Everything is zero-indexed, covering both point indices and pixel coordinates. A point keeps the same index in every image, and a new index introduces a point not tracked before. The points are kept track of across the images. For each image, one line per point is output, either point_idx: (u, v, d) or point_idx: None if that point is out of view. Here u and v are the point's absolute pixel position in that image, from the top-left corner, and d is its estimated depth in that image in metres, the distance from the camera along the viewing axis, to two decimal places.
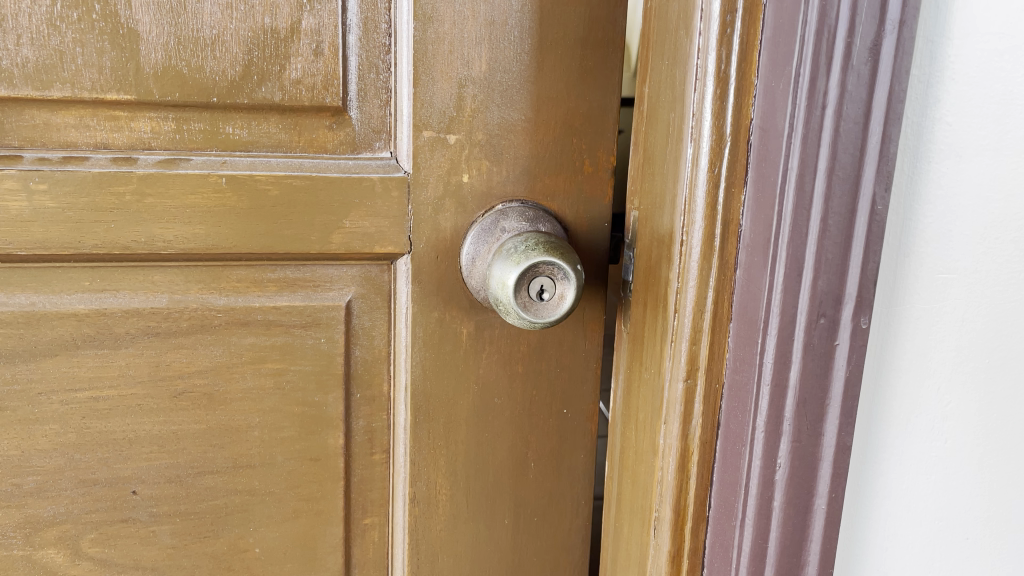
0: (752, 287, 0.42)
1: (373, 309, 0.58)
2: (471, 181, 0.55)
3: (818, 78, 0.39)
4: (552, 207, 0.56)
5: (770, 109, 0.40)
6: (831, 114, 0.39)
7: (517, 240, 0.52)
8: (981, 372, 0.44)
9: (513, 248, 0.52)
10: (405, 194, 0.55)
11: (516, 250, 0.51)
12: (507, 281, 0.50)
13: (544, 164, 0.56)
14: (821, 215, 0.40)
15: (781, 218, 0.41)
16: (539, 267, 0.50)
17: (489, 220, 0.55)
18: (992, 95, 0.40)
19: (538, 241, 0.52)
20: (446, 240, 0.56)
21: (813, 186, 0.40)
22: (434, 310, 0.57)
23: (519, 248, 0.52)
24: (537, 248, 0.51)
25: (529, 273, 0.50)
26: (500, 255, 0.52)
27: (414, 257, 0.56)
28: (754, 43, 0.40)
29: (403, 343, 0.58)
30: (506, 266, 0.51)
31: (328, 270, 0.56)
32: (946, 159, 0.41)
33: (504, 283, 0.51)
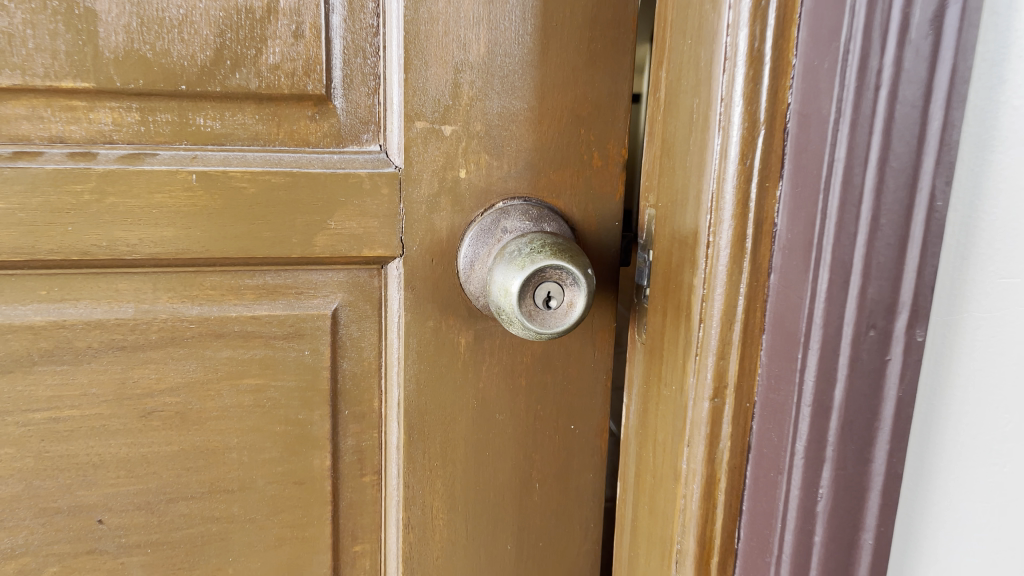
0: (790, 294, 0.37)
1: (363, 318, 0.53)
2: (469, 177, 0.50)
3: (871, 55, 0.34)
4: (558, 204, 0.51)
5: (811, 91, 0.35)
6: (885, 96, 0.34)
7: (521, 242, 0.47)
8: None
9: (518, 251, 0.47)
10: (396, 192, 0.49)
11: (521, 253, 0.46)
12: (511, 288, 0.45)
13: (549, 157, 0.51)
14: (873, 211, 0.35)
15: (826, 216, 0.36)
16: (545, 272, 0.45)
17: (489, 220, 0.50)
18: None
19: (544, 243, 0.47)
20: (442, 241, 0.51)
21: (863, 179, 0.35)
22: (429, 319, 0.52)
23: (524, 250, 0.46)
24: (544, 250, 0.46)
25: (534, 278, 0.45)
26: (502, 258, 0.47)
27: (407, 261, 0.50)
28: (792, 17, 0.35)
29: (396, 355, 0.53)
30: (510, 271, 0.46)
31: (312, 275, 0.51)
32: (1013, 147, 0.36)
33: (506, 290, 0.45)
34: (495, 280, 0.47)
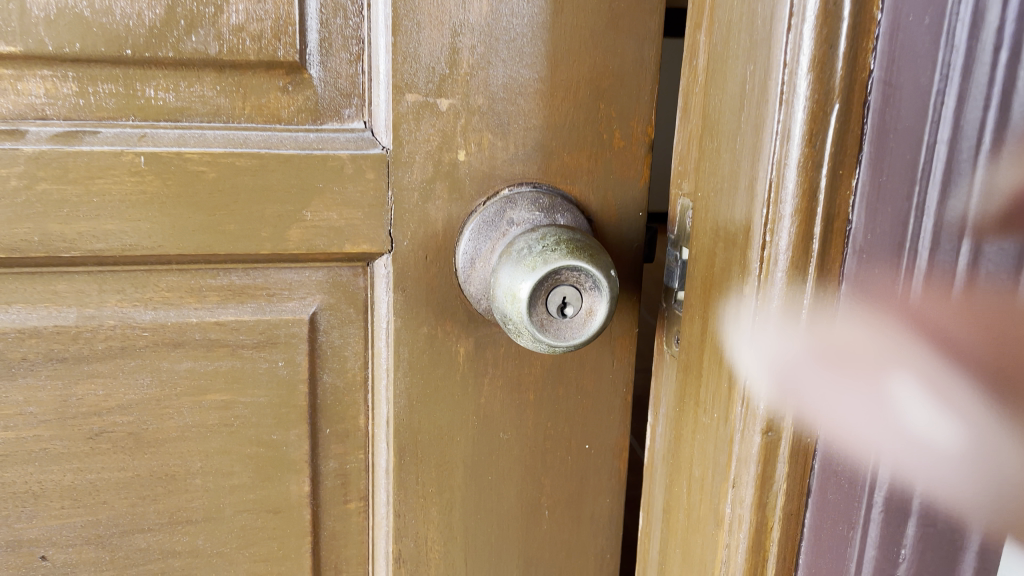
0: (861, 315, 0.31)
1: (346, 323, 0.45)
2: (469, 160, 0.42)
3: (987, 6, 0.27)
4: (573, 192, 0.44)
5: (907, 53, 0.29)
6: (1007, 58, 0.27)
7: (531, 238, 0.40)
8: None
9: (528, 249, 0.39)
10: (384, 177, 0.42)
11: (530, 252, 0.38)
12: (518, 295, 0.38)
13: (563, 137, 0.43)
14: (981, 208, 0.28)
15: (922, 214, 0.30)
16: (560, 274, 0.38)
17: (493, 211, 0.43)
18: None
19: (559, 239, 0.39)
20: (438, 235, 0.43)
21: (970, 168, 0.28)
22: (422, 326, 0.44)
23: (535, 248, 0.39)
24: (559, 250, 0.38)
25: (545, 284, 0.38)
26: (509, 259, 0.39)
27: (397, 258, 0.43)
28: None
29: (384, 367, 0.45)
30: (518, 275, 0.38)
31: (286, 273, 0.44)
32: None
33: (513, 296, 0.38)
34: (499, 284, 0.39)
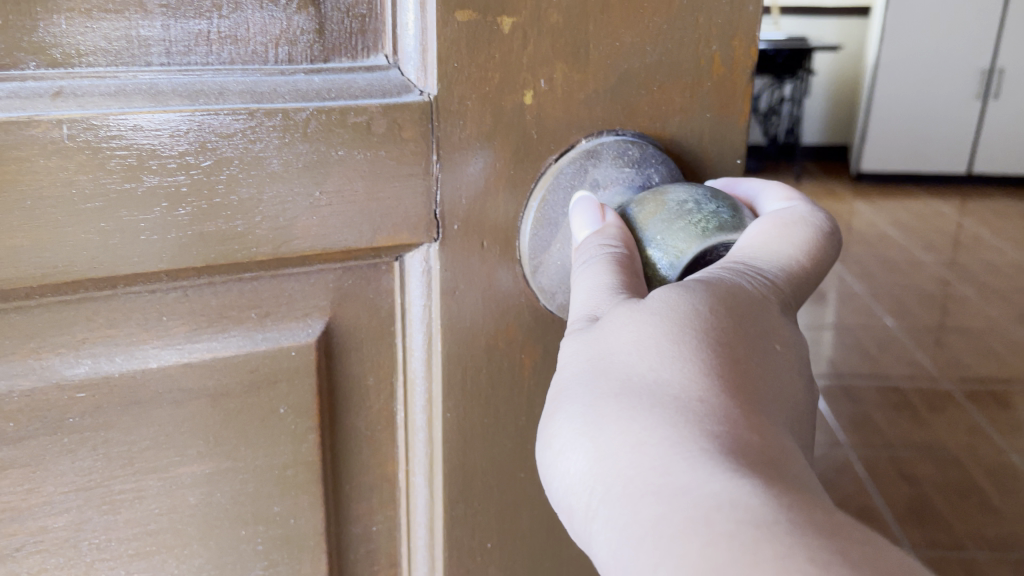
0: (603, 273, 0.26)
1: (369, 342, 0.33)
2: (537, 104, 0.31)
3: None
4: (663, 137, 0.33)
5: None
6: None
7: (695, 189, 0.28)
8: (624, 389, 0.23)
9: (696, 204, 0.27)
10: (427, 134, 0.29)
11: (700, 209, 0.27)
12: (676, 264, 0.27)
13: (654, 66, 0.32)
14: None
15: None
16: (721, 246, 0.27)
17: (572, 171, 0.31)
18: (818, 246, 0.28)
19: (725, 197, 0.28)
20: (498, 211, 0.31)
21: None
22: (479, 336, 0.33)
23: (705, 206, 0.27)
24: (739, 220, 0.27)
25: (708, 254, 0.27)
26: (658, 210, 0.27)
27: (445, 247, 0.31)
28: None
29: (421, 397, 0.33)
30: (684, 234, 0.26)
31: (284, 283, 0.30)
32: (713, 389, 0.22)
33: (670, 259, 0.27)
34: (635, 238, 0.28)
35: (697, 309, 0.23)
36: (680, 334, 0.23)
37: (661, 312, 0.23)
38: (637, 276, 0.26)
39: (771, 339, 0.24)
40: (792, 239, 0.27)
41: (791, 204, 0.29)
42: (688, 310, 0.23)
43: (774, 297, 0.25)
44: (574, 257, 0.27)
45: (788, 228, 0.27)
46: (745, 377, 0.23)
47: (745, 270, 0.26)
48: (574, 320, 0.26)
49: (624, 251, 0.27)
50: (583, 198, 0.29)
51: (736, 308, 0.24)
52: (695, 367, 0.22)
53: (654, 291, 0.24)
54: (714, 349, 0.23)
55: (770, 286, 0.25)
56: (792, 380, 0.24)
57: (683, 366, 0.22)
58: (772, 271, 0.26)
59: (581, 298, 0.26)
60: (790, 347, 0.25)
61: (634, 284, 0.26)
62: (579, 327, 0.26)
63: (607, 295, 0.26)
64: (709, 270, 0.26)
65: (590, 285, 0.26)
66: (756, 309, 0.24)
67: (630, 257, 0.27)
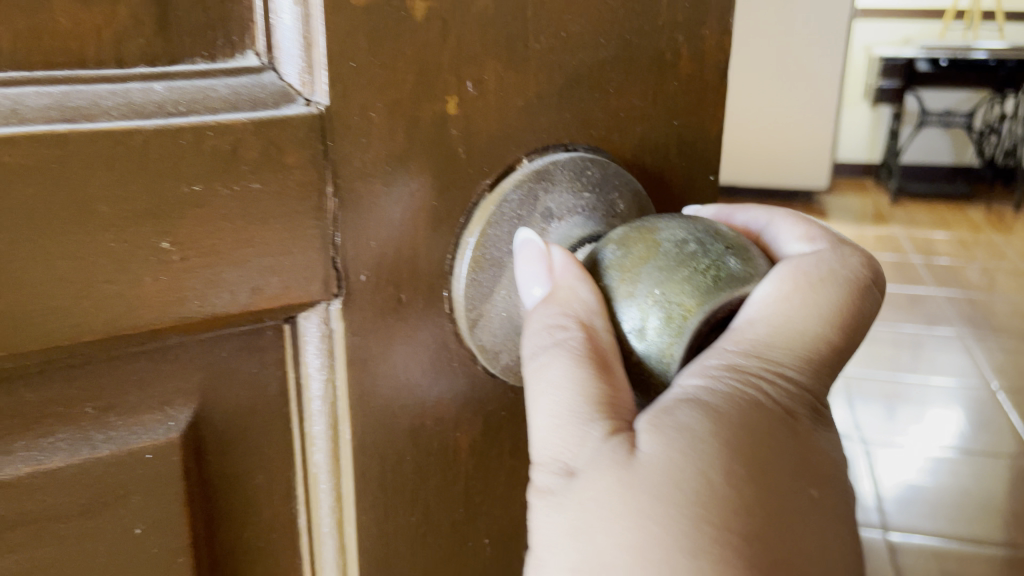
0: (569, 388, 0.20)
1: (255, 431, 0.25)
2: (463, 115, 0.23)
3: None
4: (622, 151, 0.26)
5: None
6: None
7: (690, 224, 0.22)
8: None
9: (697, 246, 0.21)
10: (317, 159, 0.22)
11: (707, 253, 0.21)
12: (682, 324, 0.20)
13: (609, 62, 0.25)
14: None
15: None
16: (732, 301, 0.21)
17: (518, 198, 0.25)
18: (849, 307, 0.23)
19: (729, 237, 0.22)
20: (419, 254, 0.24)
21: None
22: (401, 416, 0.25)
23: (711, 249, 0.21)
24: (750, 264, 0.22)
25: (716, 310, 0.21)
26: (649, 253, 0.21)
27: (350, 306, 0.23)
28: None
29: (328, 494, 0.26)
30: (691, 285, 0.20)
31: (131, 365, 0.22)
32: None
33: (674, 316, 0.20)
34: (617, 290, 0.21)
35: (709, 478, 0.19)
36: (689, 526, 0.18)
37: (661, 489, 0.19)
38: (610, 366, 0.21)
39: (806, 481, 0.20)
40: (819, 308, 0.22)
41: (815, 250, 0.23)
42: (696, 483, 0.19)
43: (798, 405, 0.21)
44: (527, 340, 0.22)
45: (814, 291, 0.22)
46: (781, 557, 0.19)
47: (762, 377, 0.21)
48: (541, 463, 0.21)
49: (589, 338, 0.21)
50: (531, 237, 0.23)
51: (756, 468, 0.19)
52: (718, 571, 0.18)
53: (644, 439, 0.19)
54: (734, 526, 0.19)
55: (791, 391, 0.21)
56: (831, 529, 0.20)
57: (702, 573, 0.18)
58: (794, 371, 0.21)
59: (544, 416, 0.21)
60: (830, 477, 0.21)
61: (608, 389, 0.21)
62: (550, 479, 0.21)
63: (579, 433, 0.20)
64: (711, 370, 0.21)
65: (552, 412, 0.21)
66: (783, 446, 0.20)
67: (596, 340, 0.21)
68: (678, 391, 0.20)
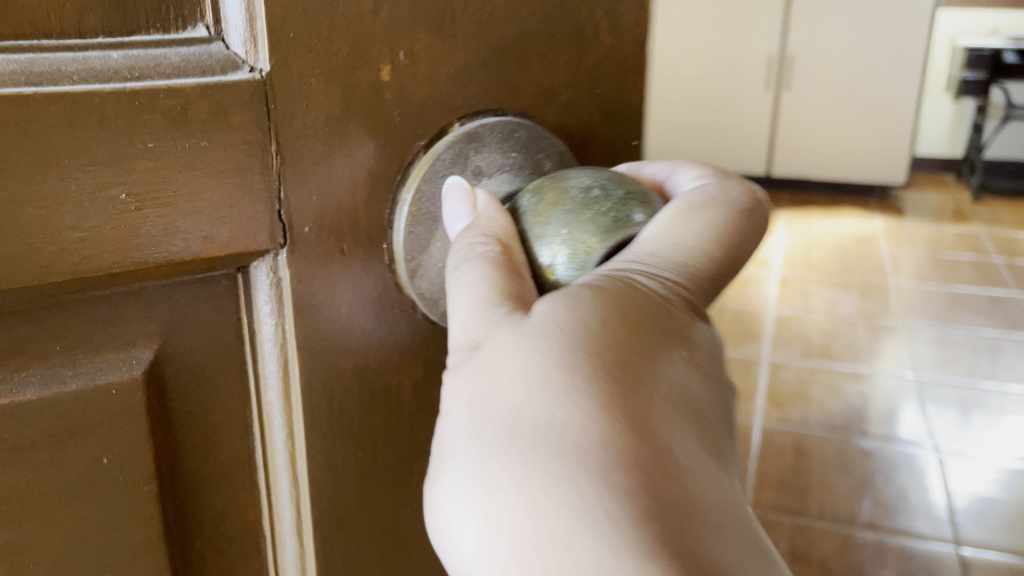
0: (485, 286, 0.24)
1: (211, 374, 0.27)
2: (397, 82, 0.26)
3: None
4: (546, 117, 0.29)
5: None
6: None
7: (597, 173, 0.25)
8: (515, 435, 0.21)
9: (601, 190, 0.24)
10: (261, 120, 0.24)
11: (608, 197, 0.24)
12: (586, 259, 0.24)
13: (534, 35, 0.28)
14: None
15: None
16: (629, 238, 0.25)
17: (450, 158, 0.27)
18: (728, 230, 0.26)
19: (629, 182, 0.25)
20: (359, 208, 0.26)
21: None
22: (344, 359, 0.28)
23: (612, 193, 0.25)
24: (648, 205, 0.25)
25: (617, 246, 0.25)
26: (559, 199, 0.24)
27: (296, 255, 0.26)
28: None
29: (280, 430, 0.28)
30: (593, 226, 0.24)
31: (94, 311, 0.25)
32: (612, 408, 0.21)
33: (580, 253, 0.24)
34: (533, 231, 0.25)
35: (588, 325, 0.22)
36: (568, 357, 0.21)
37: (548, 333, 0.22)
38: (521, 275, 0.24)
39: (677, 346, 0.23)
40: (698, 227, 0.25)
41: (700, 185, 0.27)
42: (577, 327, 0.22)
43: (674, 295, 0.24)
44: (450, 261, 0.25)
45: (690, 214, 0.25)
46: (648, 386, 0.22)
47: (640, 273, 0.24)
48: (455, 344, 0.24)
49: (502, 247, 0.25)
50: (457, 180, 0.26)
51: (628, 316, 0.22)
52: (591, 395, 0.21)
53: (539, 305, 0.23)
54: (605, 355, 0.21)
55: (669, 284, 0.24)
56: (701, 384, 0.23)
57: (578, 397, 0.21)
58: (672, 270, 0.24)
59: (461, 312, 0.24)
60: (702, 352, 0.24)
61: (515, 288, 0.24)
62: (460, 355, 0.24)
63: (486, 311, 0.24)
64: (598, 270, 0.24)
65: (469, 308, 0.24)
66: (659, 316, 0.23)
67: (509, 255, 0.25)
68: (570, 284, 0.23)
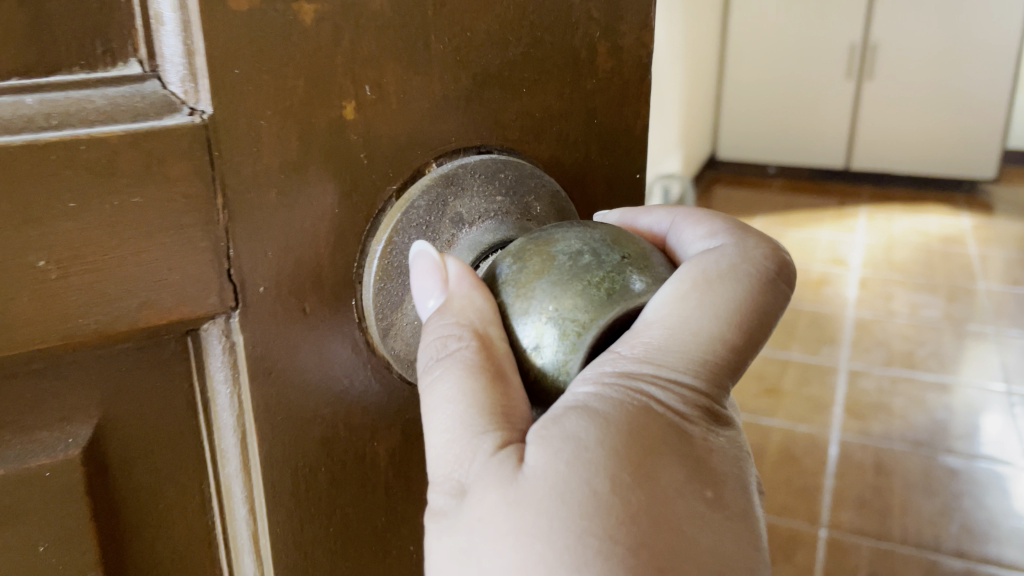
0: (462, 408, 0.21)
1: (161, 445, 0.24)
2: (364, 121, 0.23)
3: None
4: (539, 153, 0.26)
5: None
6: None
7: (586, 233, 0.22)
8: None
9: (592, 255, 0.21)
10: (203, 170, 0.21)
11: (601, 264, 0.21)
12: (576, 337, 0.21)
13: (522, 62, 0.25)
14: None
15: None
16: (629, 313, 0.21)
17: (426, 204, 0.24)
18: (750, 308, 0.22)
19: (628, 244, 0.22)
20: (322, 264, 0.23)
21: None
22: (311, 429, 0.25)
23: (606, 259, 0.21)
24: (650, 272, 0.22)
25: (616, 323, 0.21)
26: (544, 267, 0.22)
27: (250, 319, 0.23)
28: None
29: (241, 503, 0.25)
30: (582, 298, 0.21)
31: (22, 383, 0.22)
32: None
33: (569, 330, 0.21)
34: (516, 304, 0.22)
35: (594, 489, 0.19)
36: (569, 528, 0.19)
37: (547, 495, 0.19)
38: (506, 376, 0.21)
39: (702, 484, 0.21)
40: (716, 308, 0.22)
41: (718, 246, 0.23)
42: (581, 492, 0.19)
43: (689, 407, 0.21)
44: (420, 354, 0.22)
45: (710, 292, 0.22)
46: (659, 550, 0.19)
47: (653, 382, 0.21)
48: (437, 483, 0.21)
49: (481, 347, 0.21)
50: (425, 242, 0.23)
51: (641, 464, 0.20)
52: None
53: (531, 452, 0.20)
54: (613, 523, 0.19)
55: (683, 394, 0.21)
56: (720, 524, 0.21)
57: None
58: (688, 374, 0.21)
59: (437, 431, 0.21)
60: (727, 479, 0.22)
61: (500, 399, 0.21)
62: (444, 500, 0.21)
63: (469, 451, 0.21)
64: (604, 377, 0.21)
65: (446, 428, 0.21)
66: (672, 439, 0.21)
67: (491, 354, 0.21)
68: (568, 400, 0.20)
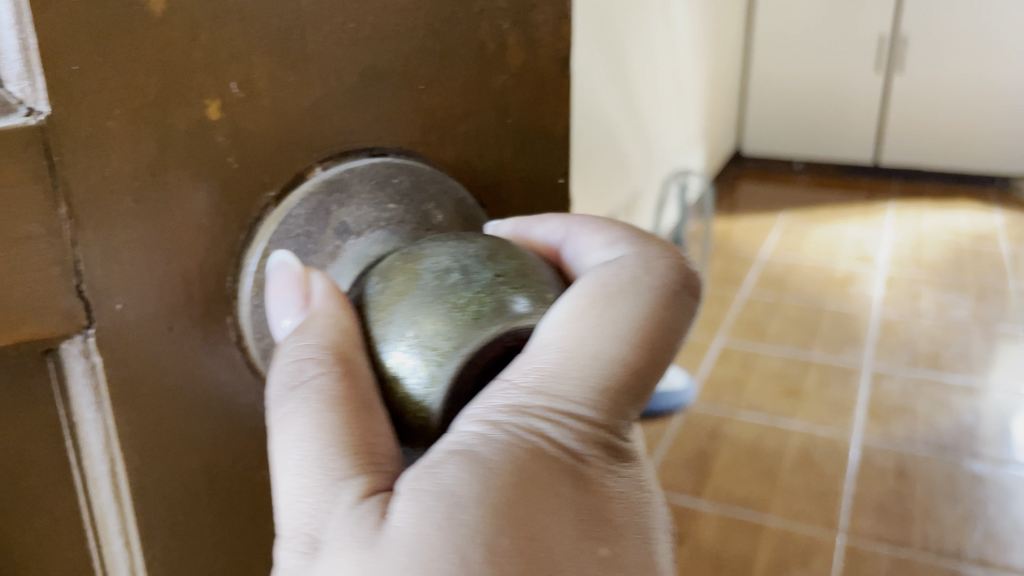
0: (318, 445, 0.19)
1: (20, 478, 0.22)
2: (233, 121, 0.21)
3: None
4: (441, 156, 0.24)
5: None
6: None
7: (459, 250, 0.21)
8: None
9: (460, 274, 0.20)
10: (42, 178, 0.19)
11: (468, 282, 0.20)
12: (439, 362, 0.20)
13: (419, 56, 0.23)
14: None
15: None
16: (504, 339, 0.20)
17: (306, 212, 0.22)
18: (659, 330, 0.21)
19: (505, 260, 0.21)
20: (191, 277, 0.21)
21: None
22: (190, 456, 0.23)
23: (475, 277, 0.20)
24: (527, 291, 0.20)
25: (490, 346, 0.20)
26: (408, 286, 0.21)
27: (109, 340, 0.21)
28: None
29: (116, 539, 0.23)
30: (447, 319, 0.20)
31: None
32: None
33: (435, 356, 0.20)
34: (378, 324, 0.21)
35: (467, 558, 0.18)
36: None
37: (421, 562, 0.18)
38: (373, 409, 0.20)
39: (595, 538, 0.20)
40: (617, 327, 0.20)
41: (618, 259, 0.22)
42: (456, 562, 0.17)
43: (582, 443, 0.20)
44: (272, 382, 0.21)
45: (609, 307, 0.21)
46: None
47: (544, 419, 0.20)
48: (286, 539, 0.20)
49: (342, 375, 0.20)
50: (289, 257, 0.22)
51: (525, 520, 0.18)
52: None
53: (399, 507, 0.18)
54: None
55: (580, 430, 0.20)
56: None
57: None
58: (587, 407, 0.20)
59: (290, 471, 0.20)
60: (621, 529, 0.21)
61: (364, 436, 0.20)
62: (294, 558, 0.19)
63: (326, 502, 0.19)
64: (494, 414, 0.19)
65: (301, 467, 0.19)
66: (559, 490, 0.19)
67: (356, 385, 0.20)
68: (452, 442, 0.19)
